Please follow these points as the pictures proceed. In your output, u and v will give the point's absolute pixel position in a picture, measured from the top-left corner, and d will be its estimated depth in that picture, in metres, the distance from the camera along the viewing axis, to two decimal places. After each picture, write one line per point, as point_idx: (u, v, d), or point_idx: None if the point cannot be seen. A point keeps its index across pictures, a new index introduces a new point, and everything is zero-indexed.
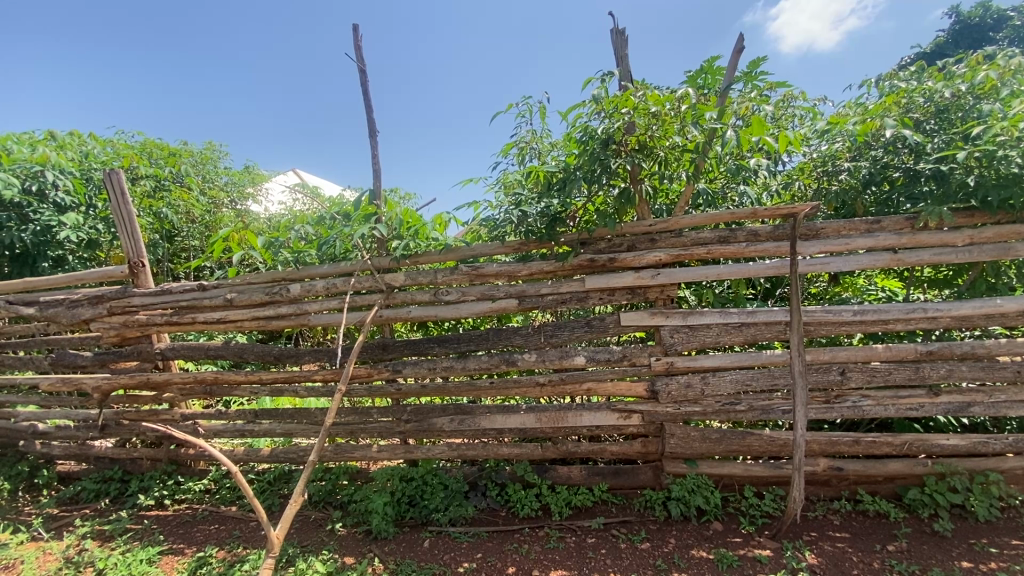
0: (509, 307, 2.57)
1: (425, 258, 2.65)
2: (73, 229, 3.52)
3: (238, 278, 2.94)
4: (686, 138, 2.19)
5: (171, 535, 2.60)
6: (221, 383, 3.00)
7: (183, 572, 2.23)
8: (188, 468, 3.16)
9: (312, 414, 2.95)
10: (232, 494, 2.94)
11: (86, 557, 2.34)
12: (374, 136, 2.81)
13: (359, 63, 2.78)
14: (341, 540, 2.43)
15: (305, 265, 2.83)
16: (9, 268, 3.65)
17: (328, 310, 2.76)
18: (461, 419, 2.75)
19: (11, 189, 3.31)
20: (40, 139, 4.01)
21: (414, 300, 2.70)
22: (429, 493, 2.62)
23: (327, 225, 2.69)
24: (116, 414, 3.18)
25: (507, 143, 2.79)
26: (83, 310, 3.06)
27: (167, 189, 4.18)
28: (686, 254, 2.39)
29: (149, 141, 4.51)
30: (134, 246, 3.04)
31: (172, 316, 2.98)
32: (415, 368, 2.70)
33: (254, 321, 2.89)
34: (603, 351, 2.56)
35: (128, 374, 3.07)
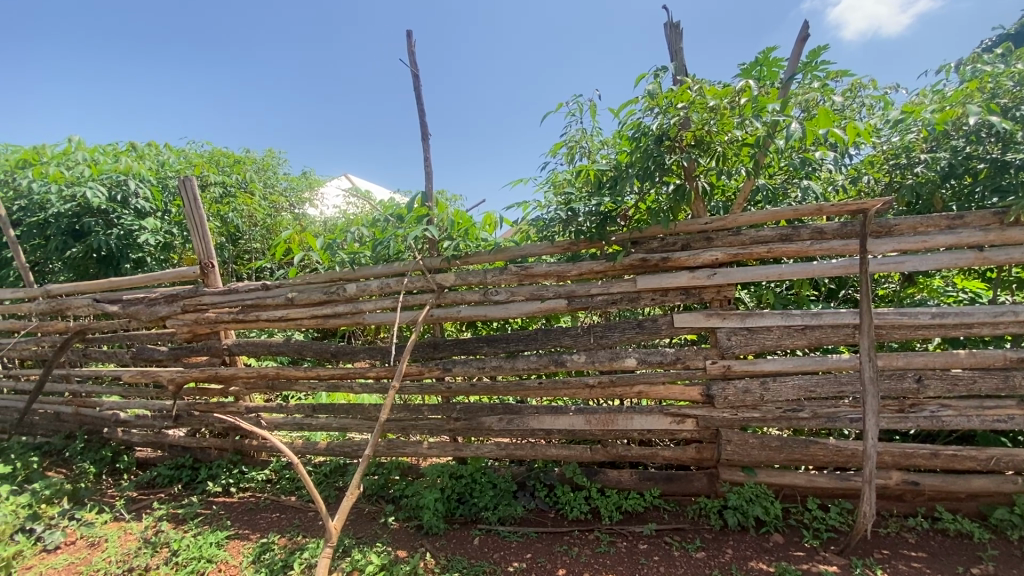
0: (558, 307, 2.55)
1: (475, 258, 2.67)
2: (152, 233, 3.81)
3: (299, 278, 3.07)
4: (746, 132, 2.09)
5: (237, 520, 2.75)
6: (281, 378, 3.14)
7: (248, 557, 2.35)
8: (251, 458, 3.33)
9: (366, 409, 3.05)
10: (291, 485, 3.08)
11: (163, 538, 2.52)
12: (426, 139, 2.85)
13: (412, 67, 2.82)
14: (394, 533, 2.49)
15: (360, 266, 2.93)
16: (96, 269, 3.97)
17: (382, 309, 2.84)
18: (510, 419, 2.76)
19: (99, 197, 3.62)
20: (123, 150, 4.36)
21: (464, 300, 2.74)
22: (479, 492, 2.64)
23: (382, 227, 2.76)
24: (188, 406, 3.39)
25: (557, 143, 2.77)
26: (159, 308, 3.29)
27: (232, 195, 4.43)
28: (744, 254, 2.30)
29: (217, 151, 4.82)
30: (205, 248, 3.23)
31: (238, 314, 3.15)
32: (464, 367, 2.73)
33: (313, 319, 3.01)
34: (656, 353, 2.50)
35: (199, 368, 3.27)
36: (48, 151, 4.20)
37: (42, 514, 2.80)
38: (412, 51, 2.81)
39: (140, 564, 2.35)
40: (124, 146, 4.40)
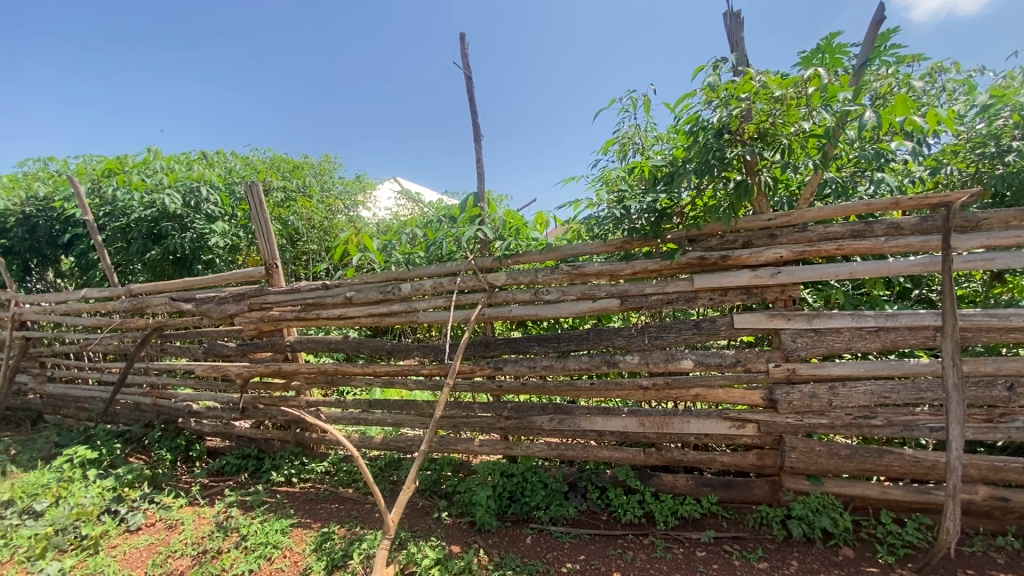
0: (610, 307, 2.50)
1: (526, 258, 2.67)
2: (221, 236, 4.06)
3: (356, 278, 3.17)
4: (814, 123, 1.98)
5: (300, 509, 2.87)
6: (340, 373, 3.27)
7: (311, 545, 2.46)
8: (311, 450, 3.48)
9: (420, 406, 3.12)
10: (348, 477, 3.19)
11: (233, 524, 2.67)
12: (478, 140, 2.88)
13: (465, 68, 2.85)
14: (447, 528, 2.53)
15: (414, 266, 3.01)
16: (171, 270, 4.25)
17: (435, 308, 2.90)
18: (561, 419, 2.74)
19: (175, 203, 3.90)
20: (195, 158, 4.65)
21: (515, 299, 2.74)
22: (530, 491, 2.64)
23: (435, 228, 2.82)
24: (253, 399, 3.58)
25: (608, 140, 2.73)
26: (228, 306, 3.49)
27: (293, 199, 4.61)
28: (811, 251, 2.18)
29: (278, 157, 5.07)
30: (269, 249, 3.39)
31: (300, 313, 3.29)
32: (515, 366, 2.73)
33: (369, 318, 3.11)
34: (714, 355, 2.43)
35: (264, 363, 3.44)
36: (129, 160, 4.54)
37: (126, 496, 3.03)
38: (465, 53, 2.83)
39: (213, 547, 2.50)
40: (196, 155, 4.70)
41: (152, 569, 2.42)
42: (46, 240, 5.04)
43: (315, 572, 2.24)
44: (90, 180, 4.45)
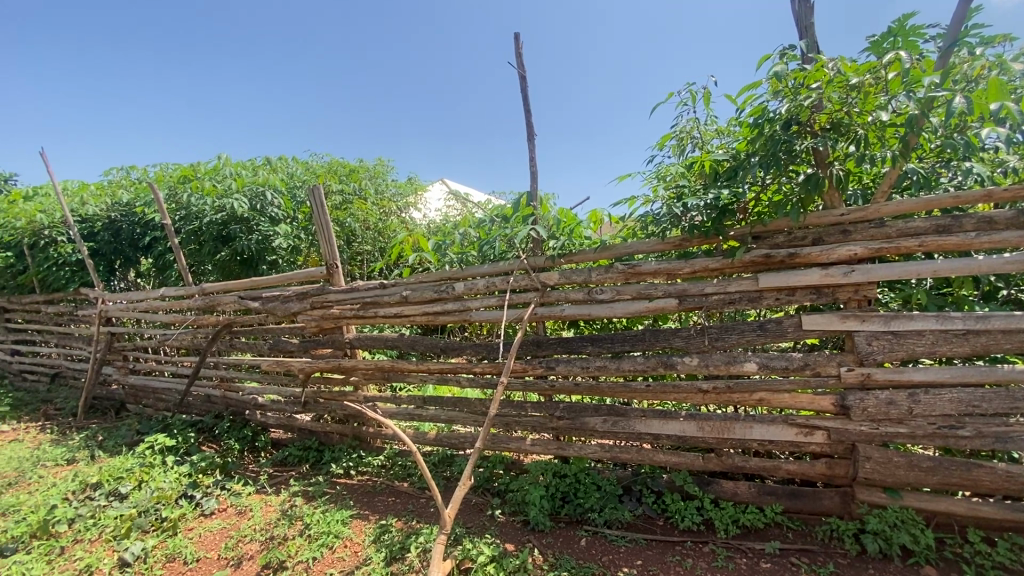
0: (668, 307, 2.43)
1: (580, 257, 2.63)
2: (284, 238, 4.28)
3: (411, 277, 3.25)
4: (894, 111, 1.85)
5: (358, 501, 2.97)
6: (395, 370, 3.35)
7: (370, 536, 2.53)
8: (367, 444, 3.59)
9: (473, 404, 3.16)
10: (403, 471, 3.27)
11: (297, 512, 2.79)
12: (532, 139, 2.88)
13: (520, 68, 2.86)
14: (501, 526, 2.54)
15: (468, 265, 3.04)
16: (238, 270, 4.50)
17: (488, 307, 2.92)
18: (615, 421, 2.69)
19: (243, 207, 4.14)
20: (260, 164, 4.91)
21: (568, 299, 2.71)
22: (584, 492, 2.62)
23: (488, 228, 2.84)
24: (314, 393, 3.73)
25: (665, 135, 2.66)
26: (292, 304, 3.66)
27: (350, 201, 4.88)
28: (889, 248, 2.04)
29: (336, 162, 5.27)
30: (330, 250, 3.52)
31: (358, 311, 3.40)
32: (568, 366, 2.70)
33: (424, 317, 3.18)
34: (779, 358, 2.32)
35: (325, 359, 3.59)
36: (202, 167, 4.85)
37: (201, 482, 3.24)
38: (519, 53, 2.84)
39: (280, 533, 2.63)
40: (261, 161, 4.96)
41: (225, 551, 2.59)
42: (128, 243, 5.46)
43: (374, 563, 2.32)
44: (168, 187, 4.79)
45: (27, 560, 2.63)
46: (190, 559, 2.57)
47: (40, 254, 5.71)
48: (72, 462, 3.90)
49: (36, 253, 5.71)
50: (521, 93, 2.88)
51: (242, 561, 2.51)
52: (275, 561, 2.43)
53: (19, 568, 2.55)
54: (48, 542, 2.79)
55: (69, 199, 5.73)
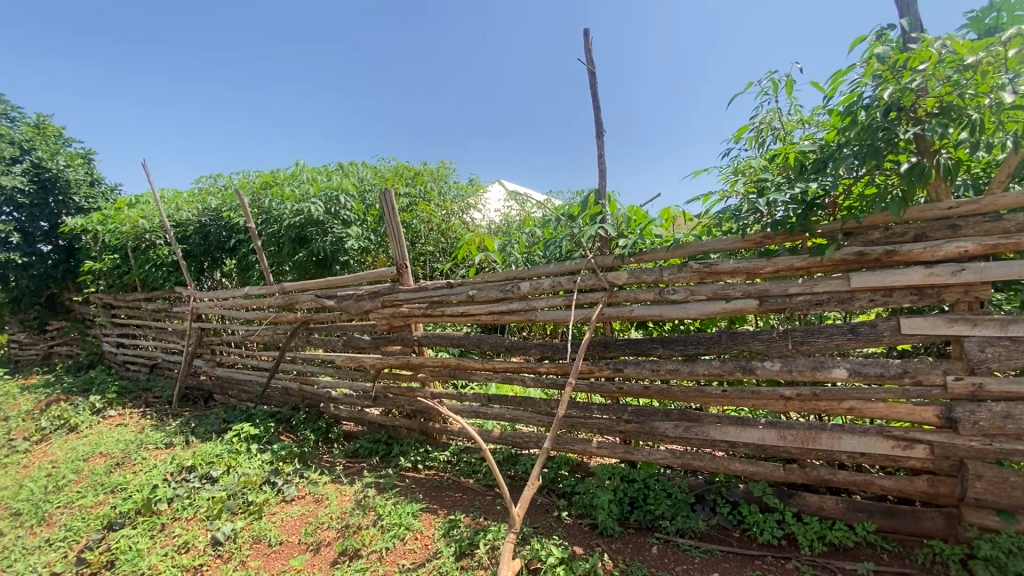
0: (746, 309, 2.32)
1: (650, 256, 2.54)
2: (355, 239, 4.51)
3: (478, 277, 3.29)
4: (1017, 92, 1.66)
5: (427, 495, 3.04)
6: (462, 368, 3.41)
7: (439, 531, 2.59)
8: (434, 440, 3.68)
9: (537, 403, 3.15)
10: (469, 468, 3.33)
11: (370, 503, 2.90)
12: (601, 136, 2.83)
13: (589, 65, 2.82)
14: (568, 528, 2.51)
15: (534, 265, 3.04)
16: (314, 270, 4.76)
17: (554, 307, 2.90)
18: (687, 426, 2.59)
19: (319, 211, 4.39)
20: (334, 169, 5.17)
21: (638, 299, 2.64)
22: (654, 499, 2.55)
23: (555, 227, 2.83)
24: (384, 388, 3.88)
25: (742, 127, 2.54)
26: (364, 302, 3.83)
27: (416, 204, 5.06)
28: (1008, 244, 1.82)
29: (402, 165, 5.45)
30: (399, 250, 3.65)
31: (426, 310, 3.49)
32: (637, 368, 2.63)
33: (490, 316, 3.20)
34: (874, 364, 2.15)
35: (395, 356, 3.73)
36: (281, 174, 5.17)
37: (282, 470, 3.44)
38: (589, 49, 2.80)
39: (355, 522, 2.74)
40: (334, 167, 5.21)
41: (305, 536, 2.73)
42: (216, 245, 5.91)
43: (445, 557, 2.37)
44: (252, 193, 5.14)
45: (133, 535, 2.93)
46: (274, 542, 2.73)
47: (143, 256, 6.32)
48: (170, 446, 4.27)
49: (140, 255, 6.33)
50: (590, 89, 2.84)
51: (320, 547, 2.64)
52: (350, 549, 2.54)
53: (126, 543, 2.85)
54: (151, 519, 3.06)
55: (167, 206, 6.30)
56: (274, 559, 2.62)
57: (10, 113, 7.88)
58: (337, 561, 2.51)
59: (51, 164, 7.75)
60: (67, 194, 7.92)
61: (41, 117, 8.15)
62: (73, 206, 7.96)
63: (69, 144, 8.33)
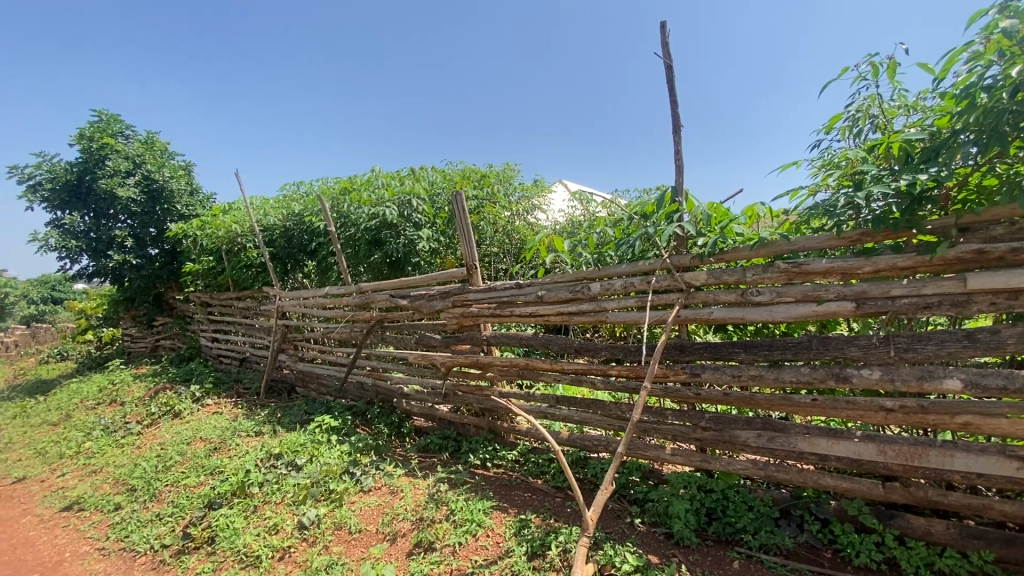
0: (841, 312, 2.16)
1: (732, 256, 2.43)
2: (426, 241, 4.68)
3: (547, 277, 3.28)
4: None
5: (497, 493, 3.08)
6: (530, 368, 3.43)
7: (510, 529, 2.61)
8: (502, 438, 3.72)
9: (608, 406, 3.09)
10: (537, 468, 3.33)
11: (443, 498, 2.97)
12: (678, 132, 2.73)
13: (666, 58, 2.73)
14: (641, 535, 2.45)
15: (605, 265, 3.00)
16: (387, 271, 4.97)
17: (626, 308, 2.84)
18: (771, 436, 2.45)
19: (393, 215, 4.61)
20: (406, 174, 5.37)
21: (718, 300, 2.52)
22: (734, 511, 2.42)
23: (628, 226, 2.76)
24: (454, 386, 3.98)
25: (835, 116, 2.37)
26: (436, 302, 3.94)
27: (483, 206, 5.14)
28: None
29: (469, 168, 5.55)
30: (469, 251, 3.72)
31: (496, 310, 3.53)
32: (715, 373, 2.52)
33: (559, 317, 3.18)
34: (994, 376, 1.91)
35: (465, 355, 3.81)
36: (358, 180, 5.44)
37: (360, 461, 3.61)
38: (666, 42, 2.71)
39: (429, 515, 2.82)
40: (406, 171, 5.41)
41: (382, 526, 2.85)
42: (298, 248, 6.32)
43: (517, 556, 2.38)
44: (331, 198, 5.45)
45: (230, 514, 3.19)
46: (354, 530, 2.88)
47: (235, 258, 6.88)
48: (259, 434, 4.61)
49: (233, 258, 6.90)
50: (668, 83, 2.75)
51: (396, 537, 2.75)
52: (425, 541, 2.63)
53: (224, 521, 3.12)
54: (245, 501, 3.32)
55: (256, 212, 6.81)
56: (355, 546, 2.76)
57: (125, 131, 8.83)
58: (412, 552, 2.60)
59: (158, 176, 8.61)
60: (171, 203, 8.76)
61: (150, 134, 9.08)
62: (175, 214, 8.81)
63: (173, 158, 9.22)
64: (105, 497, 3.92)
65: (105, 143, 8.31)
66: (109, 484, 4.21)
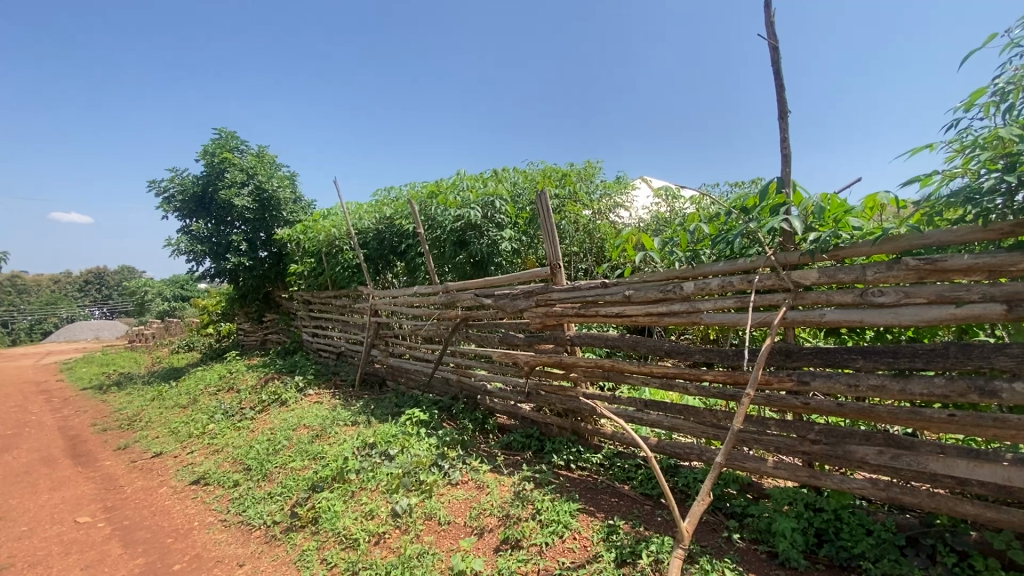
0: (988, 315, 1.88)
1: (849, 252, 2.20)
2: (509, 241, 4.74)
3: (636, 277, 3.18)
4: None
5: (583, 495, 3.03)
6: (616, 370, 3.33)
7: (598, 534, 2.56)
8: (585, 440, 3.67)
9: (701, 412, 2.93)
10: (623, 473, 3.24)
11: (528, 496, 2.98)
12: (783, 119, 2.53)
13: (770, 39, 2.54)
14: (741, 552, 2.29)
15: (699, 263, 2.84)
16: (471, 270, 5.09)
17: (724, 309, 2.67)
18: (896, 454, 2.19)
19: (477, 216, 4.73)
20: (489, 175, 5.47)
21: (831, 301, 2.30)
22: (850, 534, 2.19)
23: (726, 221, 2.60)
24: (537, 385, 3.98)
25: (977, 90, 2.07)
26: (520, 301, 3.97)
27: (565, 204, 5.11)
28: None
29: (551, 167, 5.55)
30: (554, 250, 3.69)
31: (581, 309, 3.48)
32: (827, 381, 2.30)
33: (648, 317, 3.06)
34: None
35: (548, 354, 3.80)
36: (444, 182, 5.64)
37: (447, 455, 3.72)
38: (771, 22, 2.53)
39: (515, 513, 2.84)
40: (489, 173, 5.52)
41: (470, 520, 2.92)
42: (388, 249, 6.68)
43: (606, 562, 2.33)
44: (419, 201, 5.69)
45: (332, 498, 3.43)
46: (443, 521, 2.97)
47: (333, 260, 7.41)
48: (355, 424, 4.91)
49: (331, 260, 7.43)
50: (773, 66, 2.55)
51: (484, 532, 2.80)
52: (512, 538, 2.65)
53: (327, 503, 3.35)
54: (344, 486, 3.55)
55: (351, 216, 7.28)
56: (445, 537, 2.84)
57: (240, 146, 9.83)
58: (499, 548, 2.63)
59: (268, 186, 9.49)
60: (278, 210, 9.63)
61: (261, 148, 10.02)
62: (282, 219, 9.66)
63: (280, 169, 10.12)
64: (226, 475, 4.38)
65: (225, 158, 9.29)
66: (228, 463, 4.69)
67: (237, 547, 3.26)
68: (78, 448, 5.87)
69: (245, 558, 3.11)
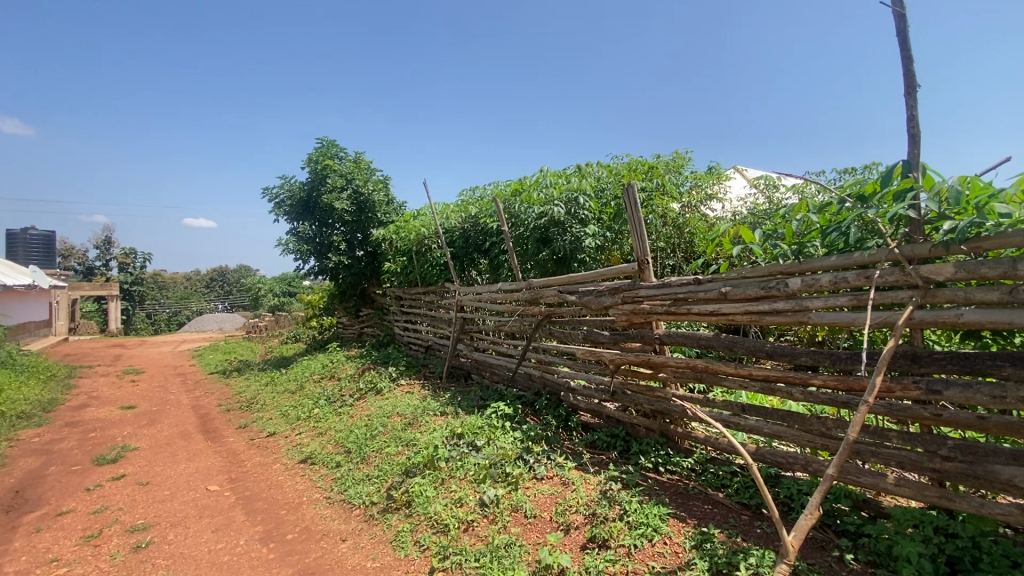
0: None
1: (995, 244, 1.92)
2: (593, 237, 4.70)
3: (733, 272, 3.00)
4: None
5: (673, 500, 2.92)
6: (710, 371, 3.16)
7: (690, 541, 2.46)
8: (675, 444, 3.53)
9: (808, 420, 2.71)
10: (717, 480, 3.08)
11: (615, 496, 2.93)
12: (910, 95, 2.26)
13: (896, 5, 2.27)
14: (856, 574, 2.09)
15: (808, 258, 2.61)
16: (555, 267, 5.10)
17: (836, 308, 2.44)
18: None
19: (560, 212, 4.74)
20: (573, 170, 5.44)
21: (970, 299, 2.01)
22: (992, 565, 1.92)
23: (840, 210, 2.37)
24: (622, 384, 3.89)
25: None
26: (605, 299, 3.88)
27: (652, 198, 4.95)
28: None
29: (637, 160, 5.40)
30: (642, 245, 3.58)
31: (670, 308, 3.32)
32: (965, 391, 2.02)
33: (747, 316, 2.87)
34: None
35: (635, 353, 3.70)
36: (528, 180, 5.70)
37: (532, 449, 3.76)
38: None
39: (602, 512, 2.81)
40: (573, 168, 5.49)
41: (556, 516, 2.93)
42: (473, 246, 6.88)
43: (700, 570, 2.24)
44: (504, 199, 5.81)
45: (423, 483, 3.61)
46: (529, 514, 3.01)
47: (423, 258, 7.78)
48: (443, 415, 5.12)
49: (421, 258, 7.80)
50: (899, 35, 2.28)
51: (570, 528, 2.80)
52: (600, 537, 2.63)
53: (419, 488, 3.54)
54: (434, 472, 3.72)
55: (439, 216, 7.58)
56: (531, 530, 2.88)
57: (340, 153, 10.61)
58: (586, 546, 2.62)
59: (364, 189, 10.16)
60: (374, 212, 10.27)
61: (358, 154, 10.75)
62: (377, 220, 10.30)
63: (375, 173, 10.79)
64: (329, 456, 4.77)
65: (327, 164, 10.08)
66: (331, 445, 5.10)
67: (340, 523, 3.55)
68: (208, 425, 6.68)
69: (347, 534, 3.36)
